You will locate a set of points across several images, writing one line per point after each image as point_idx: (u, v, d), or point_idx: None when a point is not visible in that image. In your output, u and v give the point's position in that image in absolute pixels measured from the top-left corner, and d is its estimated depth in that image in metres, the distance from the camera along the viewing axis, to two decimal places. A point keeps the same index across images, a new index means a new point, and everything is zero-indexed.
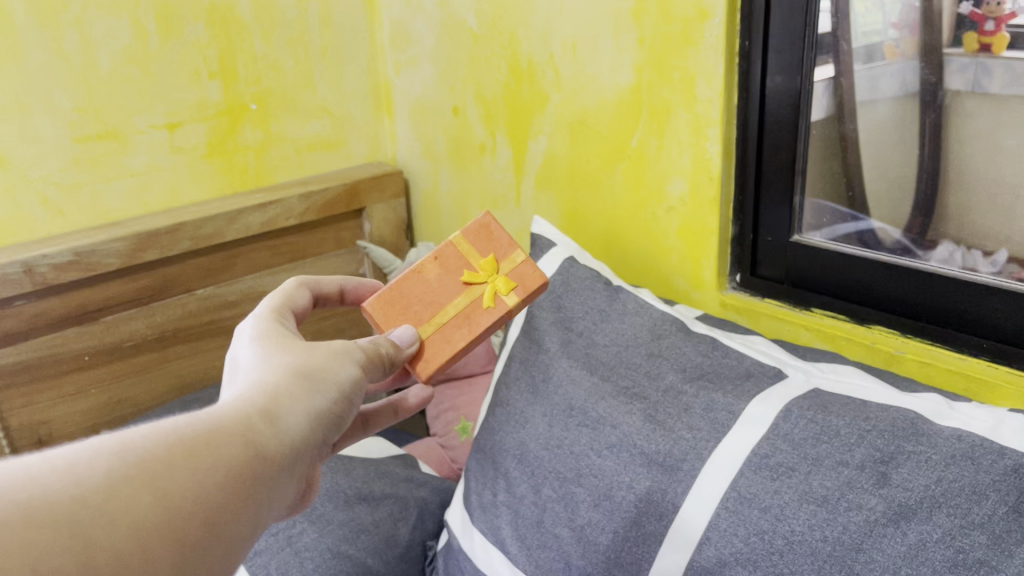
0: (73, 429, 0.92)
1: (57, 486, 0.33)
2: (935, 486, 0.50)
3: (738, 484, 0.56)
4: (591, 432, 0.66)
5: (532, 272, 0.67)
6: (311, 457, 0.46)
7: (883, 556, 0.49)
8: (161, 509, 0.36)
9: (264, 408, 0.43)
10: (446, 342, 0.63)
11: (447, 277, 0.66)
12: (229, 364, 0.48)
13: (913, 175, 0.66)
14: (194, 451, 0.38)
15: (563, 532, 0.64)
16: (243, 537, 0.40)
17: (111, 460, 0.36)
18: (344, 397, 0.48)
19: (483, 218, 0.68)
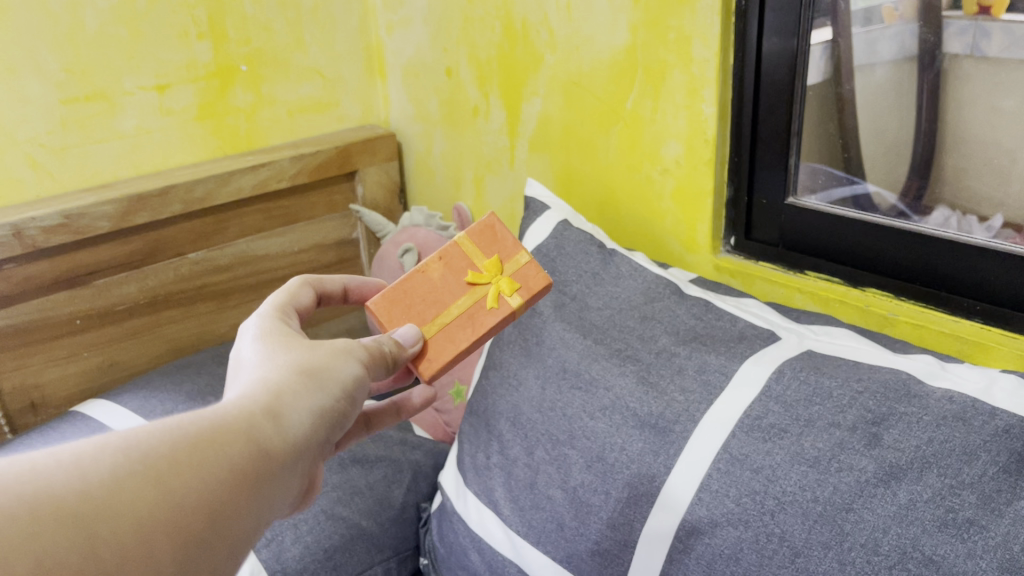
0: (66, 393, 0.92)
1: (63, 481, 0.34)
2: (925, 447, 0.50)
3: (730, 446, 0.56)
4: (584, 394, 0.66)
5: (535, 274, 0.67)
6: (313, 455, 0.46)
7: (874, 516, 0.49)
8: (165, 505, 0.36)
9: (267, 407, 0.43)
10: (449, 342, 0.63)
11: (451, 276, 0.65)
12: (232, 363, 0.49)
13: (909, 139, 0.66)
14: (199, 449, 0.39)
15: (555, 493, 0.64)
16: (246, 533, 0.40)
17: (116, 455, 0.36)
18: (346, 396, 0.48)
19: (487, 220, 0.68)
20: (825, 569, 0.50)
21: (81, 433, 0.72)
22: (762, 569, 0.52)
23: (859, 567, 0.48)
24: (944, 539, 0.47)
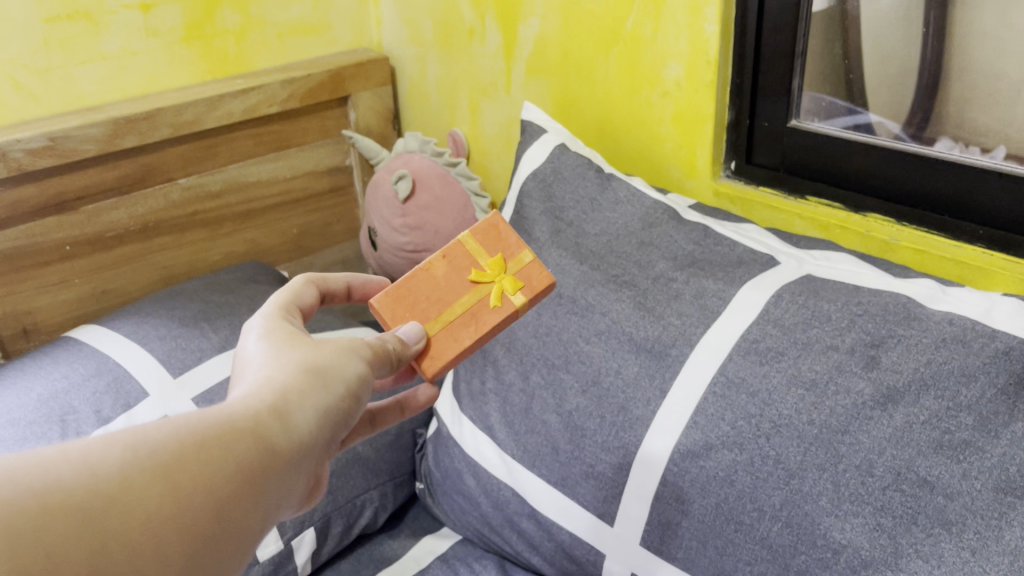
0: (58, 319, 0.91)
1: (71, 478, 0.33)
2: (924, 369, 0.50)
3: (727, 370, 0.56)
4: (580, 319, 0.65)
5: (539, 273, 0.62)
6: (319, 455, 0.44)
7: (868, 438, 0.49)
8: (171, 506, 0.35)
9: (275, 405, 0.42)
10: (452, 340, 0.59)
11: (455, 274, 0.61)
12: (237, 358, 0.46)
13: (915, 69, 0.64)
14: (206, 447, 0.37)
15: (550, 418, 0.64)
16: (250, 532, 0.39)
17: (125, 452, 0.35)
18: (354, 396, 0.46)
19: (492, 218, 0.63)
20: (819, 491, 0.50)
21: (75, 359, 0.71)
22: (756, 490, 0.52)
23: (853, 489, 0.49)
24: (939, 460, 0.47)
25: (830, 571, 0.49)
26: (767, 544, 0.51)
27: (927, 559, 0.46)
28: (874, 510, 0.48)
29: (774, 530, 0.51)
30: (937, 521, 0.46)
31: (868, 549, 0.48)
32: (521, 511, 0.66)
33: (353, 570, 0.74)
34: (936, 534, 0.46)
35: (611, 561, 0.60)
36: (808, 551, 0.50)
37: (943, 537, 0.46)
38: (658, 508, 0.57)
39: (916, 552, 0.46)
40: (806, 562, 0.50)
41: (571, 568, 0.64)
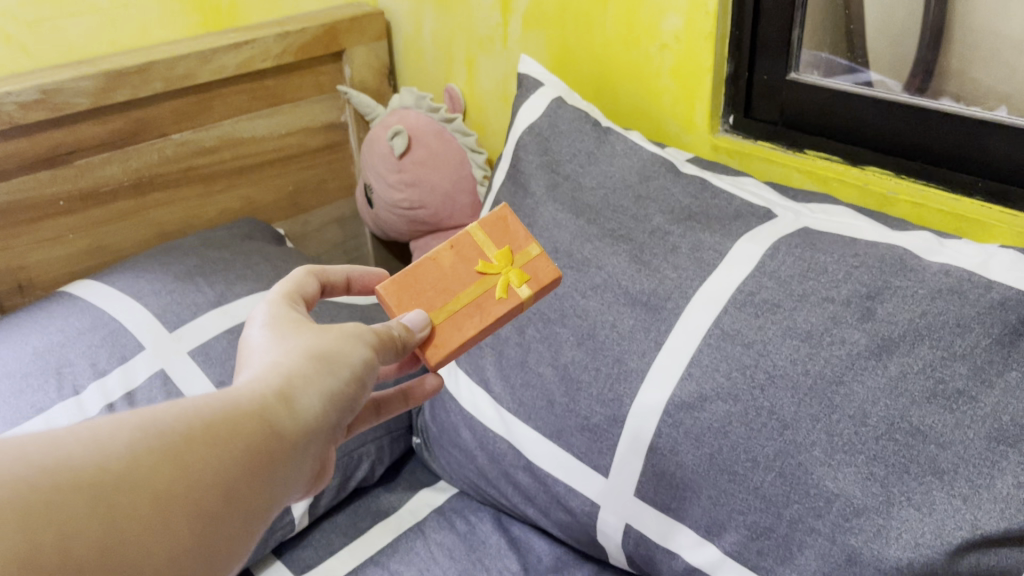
0: (54, 275, 0.91)
1: (75, 458, 0.32)
2: (919, 319, 0.50)
3: (722, 322, 0.56)
4: (576, 273, 0.65)
5: (546, 266, 0.61)
6: (325, 440, 0.43)
7: (863, 389, 0.50)
8: (177, 487, 0.34)
9: (281, 389, 0.40)
10: (456, 330, 0.57)
11: (461, 265, 0.59)
12: (243, 344, 0.45)
13: (918, 25, 0.64)
14: (212, 430, 0.37)
15: (546, 371, 0.65)
16: (258, 514, 0.38)
17: (130, 434, 0.34)
18: (359, 380, 0.44)
19: (499, 211, 0.62)
20: (813, 441, 0.51)
21: (70, 313, 0.71)
22: (751, 442, 0.53)
23: (847, 440, 0.50)
24: (933, 410, 0.48)
25: (821, 519, 0.50)
26: (760, 494, 0.53)
27: (918, 506, 0.47)
28: (867, 459, 0.49)
29: (768, 480, 0.52)
30: (929, 470, 0.47)
31: (860, 498, 0.49)
32: (517, 464, 0.67)
33: (351, 523, 0.75)
34: (928, 483, 0.47)
35: (606, 511, 0.61)
36: (801, 500, 0.51)
37: (935, 486, 0.46)
38: (652, 459, 0.57)
39: (908, 500, 0.47)
40: (800, 511, 0.51)
41: (566, 519, 0.65)
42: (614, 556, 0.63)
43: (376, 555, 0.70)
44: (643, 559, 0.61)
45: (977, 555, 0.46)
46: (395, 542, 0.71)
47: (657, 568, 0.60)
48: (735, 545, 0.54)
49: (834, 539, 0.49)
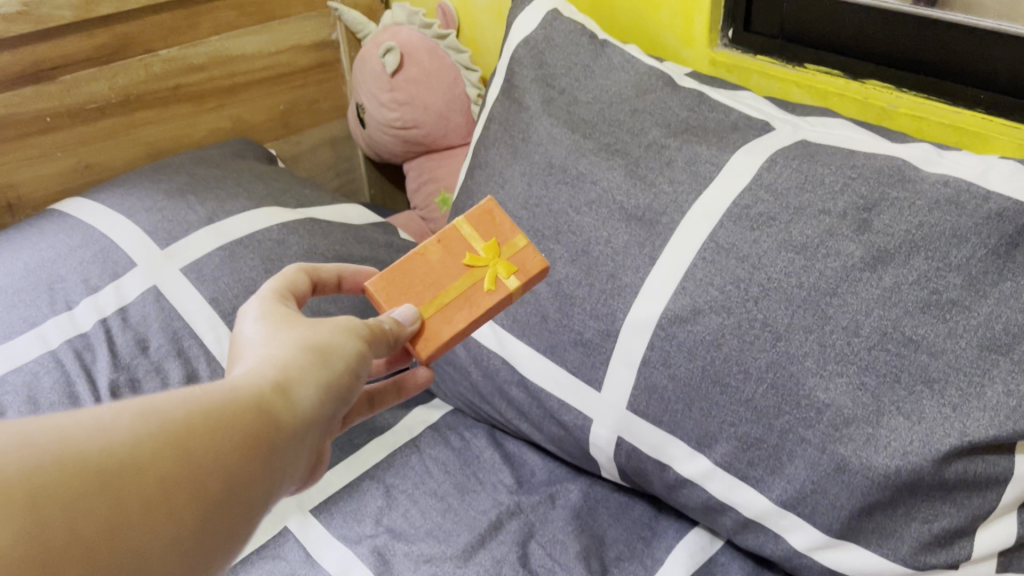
0: (43, 194, 0.90)
1: (78, 442, 0.31)
2: (915, 231, 0.49)
3: (717, 235, 0.56)
4: (570, 189, 0.64)
5: (534, 256, 0.58)
6: (323, 431, 0.41)
7: (856, 300, 0.50)
8: (182, 473, 0.32)
9: (278, 381, 0.39)
10: (446, 323, 0.55)
11: (448, 259, 0.58)
12: (237, 337, 0.44)
13: None
14: (212, 422, 0.35)
15: (540, 288, 0.64)
16: (260, 506, 0.36)
17: (131, 422, 0.32)
18: (358, 370, 0.43)
19: (485, 203, 0.60)
20: (805, 352, 0.51)
21: (60, 230, 0.70)
22: (742, 354, 0.53)
23: (839, 350, 0.50)
24: (926, 320, 0.48)
25: (812, 429, 0.51)
26: (751, 405, 0.53)
27: (908, 416, 0.47)
28: (859, 370, 0.49)
29: (759, 392, 0.53)
30: (919, 379, 0.47)
31: (850, 408, 0.49)
32: (510, 380, 0.68)
33: (347, 438, 0.75)
34: (919, 392, 0.47)
35: (598, 424, 0.62)
36: (792, 411, 0.51)
37: (925, 395, 0.47)
38: (644, 373, 0.58)
39: (898, 410, 0.48)
40: (790, 421, 0.52)
41: (559, 433, 0.66)
42: (606, 468, 0.65)
43: (371, 470, 0.71)
44: (634, 470, 0.62)
45: (963, 462, 0.47)
46: (391, 457, 0.72)
47: (648, 479, 0.62)
48: (726, 456, 0.55)
49: (824, 448, 0.50)
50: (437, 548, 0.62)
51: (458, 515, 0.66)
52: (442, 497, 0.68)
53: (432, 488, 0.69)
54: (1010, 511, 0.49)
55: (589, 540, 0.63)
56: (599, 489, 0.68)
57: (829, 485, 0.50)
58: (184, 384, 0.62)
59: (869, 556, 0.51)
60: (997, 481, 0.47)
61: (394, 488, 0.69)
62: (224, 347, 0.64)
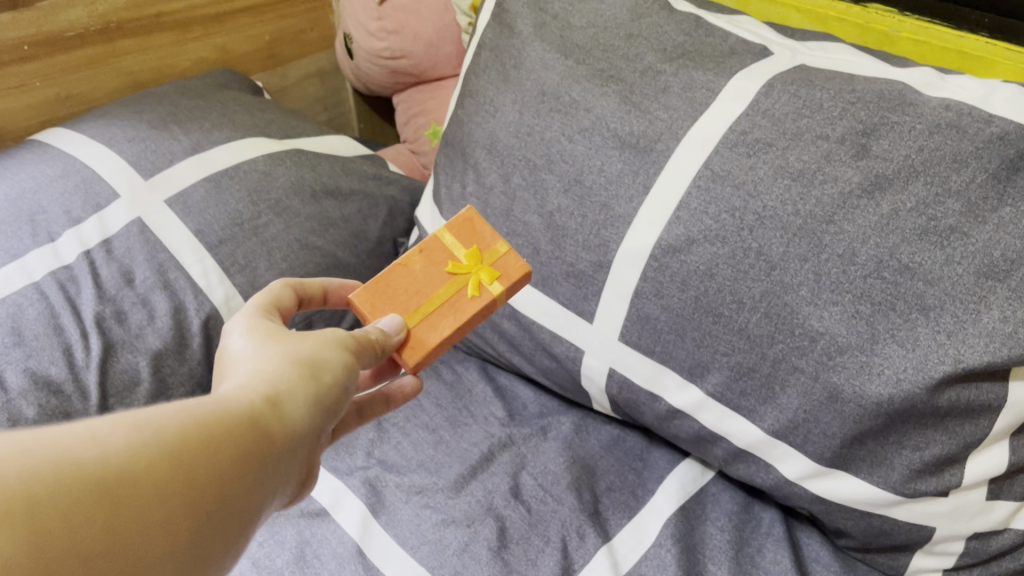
0: (25, 126, 0.86)
1: (78, 453, 0.30)
2: (915, 156, 0.48)
3: (712, 163, 0.54)
4: (563, 117, 0.62)
5: (516, 260, 0.57)
6: (309, 447, 0.41)
7: (853, 228, 0.49)
8: (179, 484, 0.32)
9: (269, 394, 0.38)
10: (431, 331, 0.54)
11: (431, 268, 0.57)
12: (218, 357, 0.43)
13: None
14: (206, 435, 0.34)
15: (532, 220, 0.63)
16: (250, 520, 0.35)
17: (130, 431, 0.32)
18: (342, 386, 0.43)
19: (465, 211, 0.59)
20: (800, 281, 0.50)
21: (38, 161, 0.69)
22: (736, 283, 0.52)
23: (835, 279, 0.49)
24: (923, 248, 0.47)
25: (805, 358, 0.50)
26: (744, 335, 0.53)
27: (903, 343, 0.47)
28: (854, 298, 0.48)
29: (753, 321, 0.52)
30: (915, 307, 0.47)
31: (844, 336, 0.49)
32: (502, 313, 0.67)
33: None
34: (913, 320, 0.47)
35: (589, 356, 0.62)
36: (786, 340, 0.51)
37: (920, 322, 0.46)
38: (637, 304, 0.57)
39: (892, 338, 0.47)
40: (784, 351, 0.51)
41: (551, 366, 0.66)
42: (597, 400, 0.65)
43: None
44: (626, 402, 0.62)
45: (957, 390, 0.46)
46: None
47: (640, 410, 0.62)
48: (718, 386, 0.55)
49: (817, 377, 0.50)
50: (430, 480, 0.62)
51: (450, 447, 0.66)
52: (434, 430, 0.67)
53: (424, 421, 0.68)
54: (1002, 437, 0.48)
55: (581, 471, 0.63)
56: (591, 422, 0.68)
57: (822, 414, 0.50)
58: (171, 316, 0.62)
59: (860, 484, 0.51)
60: (990, 408, 0.47)
61: (386, 421, 0.69)
62: (211, 281, 0.64)
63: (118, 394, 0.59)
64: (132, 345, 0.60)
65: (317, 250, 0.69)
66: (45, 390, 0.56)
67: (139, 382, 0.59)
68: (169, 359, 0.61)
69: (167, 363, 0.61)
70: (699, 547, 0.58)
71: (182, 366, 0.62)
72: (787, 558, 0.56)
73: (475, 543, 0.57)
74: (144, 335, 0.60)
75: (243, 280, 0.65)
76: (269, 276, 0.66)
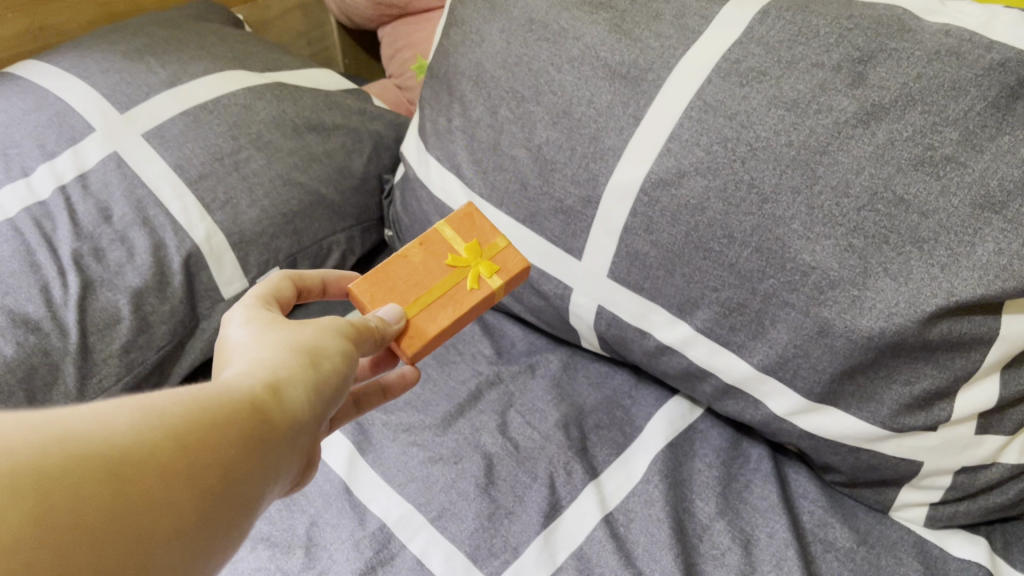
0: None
1: (80, 434, 0.29)
2: (912, 84, 0.47)
3: (705, 93, 0.53)
4: (552, 47, 0.60)
5: (516, 255, 0.57)
6: (312, 434, 0.39)
7: (848, 159, 0.47)
8: (183, 464, 0.31)
9: (269, 380, 0.37)
10: (430, 320, 0.53)
11: (431, 259, 0.56)
12: (219, 347, 0.42)
13: None
14: (207, 418, 0.33)
15: (520, 154, 0.62)
16: (256, 502, 0.34)
17: (130, 415, 0.31)
18: (344, 372, 0.42)
19: (465, 206, 0.58)
20: (792, 215, 0.49)
21: (11, 93, 0.67)
22: (728, 217, 0.51)
23: (828, 212, 0.48)
24: (918, 179, 0.46)
25: (796, 293, 0.50)
26: (735, 270, 0.52)
27: (895, 277, 0.46)
28: (847, 232, 0.47)
29: (743, 256, 0.51)
30: (909, 239, 0.46)
31: (836, 270, 0.48)
32: None
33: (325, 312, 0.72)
34: (907, 253, 0.46)
35: (578, 294, 0.61)
36: (777, 275, 0.50)
37: (914, 256, 0.46)
38: (626, 240, 0.56)
39: (886, 272, 0.46)
40: (774, 285, 0.50)
41: (538, 304, 0.65)
42: (586, 338, 0.64)
43: None
44: (615, 339, 0.61)
45: (948, 323, 0.46)
46: None
47: (629, 348, 0.61)
48: (707, 322, 0.55)
49: (808, 312, 0.49)
50: (417, 418, 0.62)
51: (437, 386, 0.65)
52: (421, 369, 0.67)
53: None
54: (992, 372, 0.47)
55: (569, 408, 0.63)
56: (579, 360, 0.67)
57: (812, 349, 0.50)
58: (152, 254, 0.60)
59: (848, 420, 0.51)
60: (981, 342, 0.46)
61: None
62: (191, 218, 0.62)
63: (98, 332, 0.58)
64: (112, 283, 0.59)
65: (300, 187, 0.68)
66: (23, 327, 0.55)
67: (120, 320, 0.58)
68: (150, 297, 0.60)
69: (148, 302, 0.59)
70: (686, 483, 0.58)
71: (164, 304, 0.60)
72: (774, 494, 0.56)
73: (462, 480, 0.57)
74: (123, 272, 0.59)
75: (225, 216, 0.63)
76: (252, 212, 0.65)
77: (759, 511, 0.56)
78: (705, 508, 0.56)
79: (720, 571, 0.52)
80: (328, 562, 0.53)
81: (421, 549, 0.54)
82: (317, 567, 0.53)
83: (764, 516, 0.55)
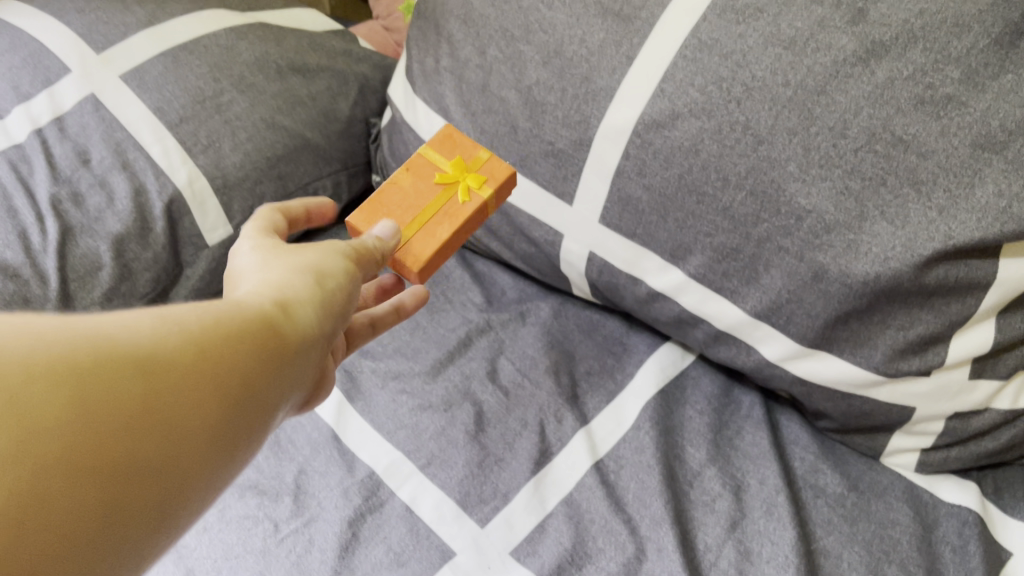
0: None
1: (100, 337, 0.29)
2: (914, 20, 0.45)
3: (700, 30, 0.50)
4: None
5: (501, 164, 0.55)
6: (323, 352, 0.39)
7: (846, 99, 0.46)
8: (201, 372, 0.31)
9: (279, 296, 0.37)
10: (429, 238, 0.52)
11: (420, 182, 0.54)
12: (228, 270, 0.41)
13: None
14: (222, 331, 0.33)
15: (509, 96, 0.59)
16: (270, 414, 0.34)
17: (147, 324, 0.30)
18: (351, 293, 0.41)
19: (442, 128, 0.57)
20: (788, 157, 0.48)
21: None
22: (722, 159, 0.50)
23: (824, 154, 0.47)
24: (917, 118, 0.44)
25: (791, 237, 0.49)
26: (729, 215, 0.51)
27: (892, 221, 0.45)
28: (843, 174, 0.46)
29: (738, 200, 0.50)
30: (907, 182, 0.45)
31: (832, 214, 0.47)
32: None
33: None
34: (905, 196, 0.45)
35: (569, 240, 0.60)
36: (771, 218, 0.49)
37: (911, 199, 0.45)
38: (618, 184, 0.55)
39: (882, 215, 0.46)
40: (769, 230, 0.49)
41: (529, 251, 0.64)
42: (577, 285, 0.63)
43: None
44: (607, 286, 0.60)
45: (945, 268, 0.45)
46: None
47: (621, 295, 0.60)
48: (700, 268, 0.54)
49: (802, 257, 0.49)
50: (406, 365, 0.61)
51: (427, 333, 0.64)
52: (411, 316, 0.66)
53: None
54: (986, 318, 0.47)
55: (559, 356, 0.62)
56: (570, 308, 0.67)
57: (807, 294, 0.49)
58: (133, 199, 0.58)
59: (841, 365, 0.51)
60: (978, 286, 0.46)
61: None
62: (172, 161, 0.60)
63: (79, 280, 0.56)
64: (92, 229, 0.57)
65: (284, 130, 0.66)
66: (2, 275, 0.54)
67: (101, 267, 0.57)
68: (131, 244, 0.58)
69: (130, 249, 0.58)
70: (677, 430, 0.57)
71: (147, 251, 0.59)
72: (765, 440, 0.56)
73: (451, 428, 0.57)
74: (104, 218, 0.58)
75: (207, 161, 0.62)
76: (235, 157, 0.63)
77: (750, 457, 0.56)
78: (697, 454, 0.56)
79: (711, 517, 0.52)
80: (317, 510, 0.53)
81: (410, 495, 0.54)
82: (306, 514, 0.53)
83: (755, 462, 0.55)
